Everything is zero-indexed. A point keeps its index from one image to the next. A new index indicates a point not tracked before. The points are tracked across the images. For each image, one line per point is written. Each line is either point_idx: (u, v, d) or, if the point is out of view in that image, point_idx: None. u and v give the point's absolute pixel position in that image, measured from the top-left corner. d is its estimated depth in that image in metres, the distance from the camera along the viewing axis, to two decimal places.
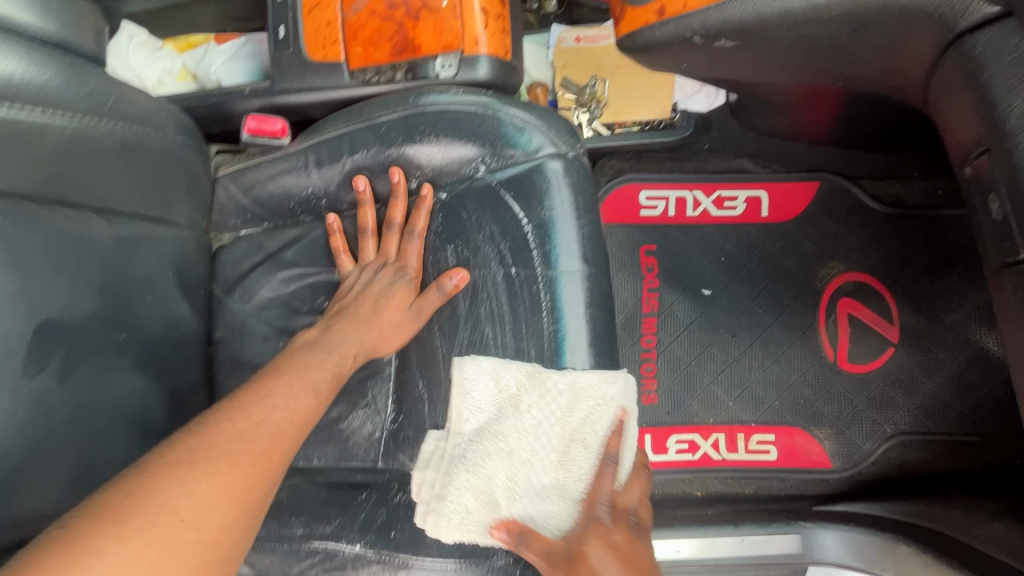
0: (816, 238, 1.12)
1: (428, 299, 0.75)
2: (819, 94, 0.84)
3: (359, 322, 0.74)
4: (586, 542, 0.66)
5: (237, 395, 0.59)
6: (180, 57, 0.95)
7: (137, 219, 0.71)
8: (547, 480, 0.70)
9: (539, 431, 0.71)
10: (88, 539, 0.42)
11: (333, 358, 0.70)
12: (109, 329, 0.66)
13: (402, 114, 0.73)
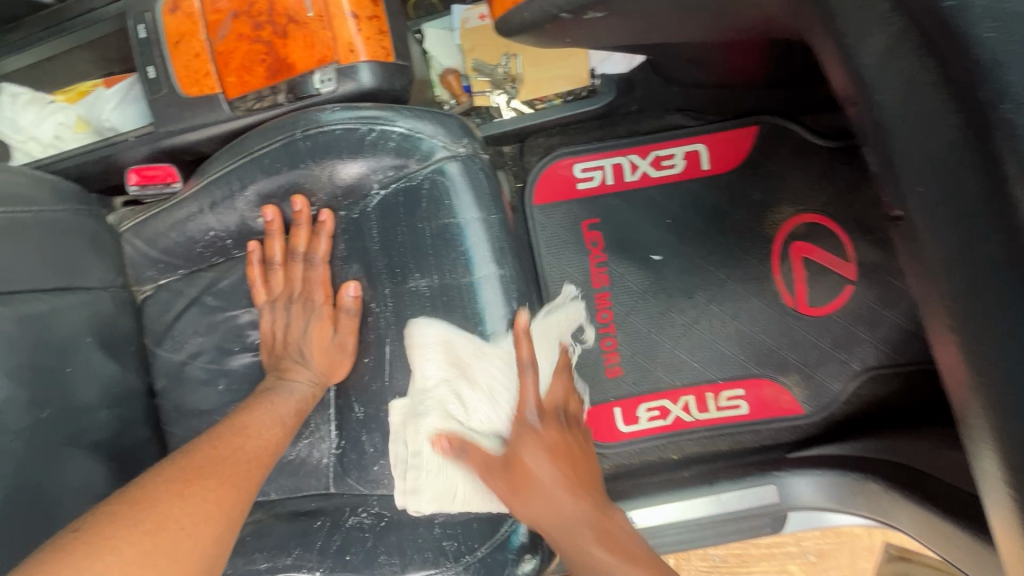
0: (761, 184, 1.08)
1: (346, 325, 0.75)
2: (731, 43, 0.79)
3: (294, 360, 0.76)
4: (520, 447, 0.69)
5: (218, 426, 0.67)
6: (73, 107, 0.91)
7: (38, 293, 0.70)
8: (475, 383, 0.70)
9: (494, 394, 0.70)
10: (100, 541, 0.48)
11: (293, 396, 0.74)
12: (29, 409, 0.66)
13: (284, 142, 0.71)
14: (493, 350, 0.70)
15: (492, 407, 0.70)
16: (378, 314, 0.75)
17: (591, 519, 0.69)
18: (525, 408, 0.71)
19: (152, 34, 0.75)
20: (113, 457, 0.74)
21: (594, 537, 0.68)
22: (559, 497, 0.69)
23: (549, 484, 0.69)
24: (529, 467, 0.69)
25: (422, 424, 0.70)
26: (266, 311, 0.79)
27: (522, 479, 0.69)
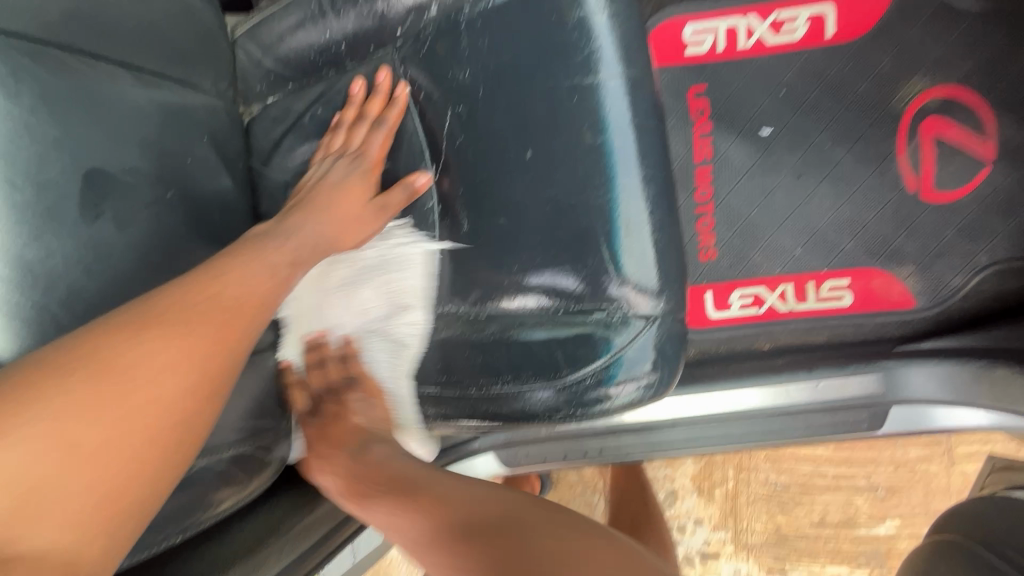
0: (893, 52, 0.98)
1: (394, 200, 0.74)
2: None
3: (312, 212, 0.71)
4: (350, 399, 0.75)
5: (196, 271, 0.59)
6: None
7: (162, 79, 0.68)
8: (371, 300, 0.74)
9: (353, 296, 0.74)
10: (40, 387, 0.46)
11: (287, 244, 0.67)
12: (156, 187, 0.65)
13: None
14: (337, 296, 0.75)
15: (355, 310, 0.74)
16: (422, 121, 0.74)
17: (540, 524, 0.52)
18: (331, 379, 0.74)
19: None
20: None
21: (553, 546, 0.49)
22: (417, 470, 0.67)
23: (487, 516, 0.54)
24: (344, 426, 0.74)
25: (328, 296, 0.75)
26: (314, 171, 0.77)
27: (343, 436, 0.73)
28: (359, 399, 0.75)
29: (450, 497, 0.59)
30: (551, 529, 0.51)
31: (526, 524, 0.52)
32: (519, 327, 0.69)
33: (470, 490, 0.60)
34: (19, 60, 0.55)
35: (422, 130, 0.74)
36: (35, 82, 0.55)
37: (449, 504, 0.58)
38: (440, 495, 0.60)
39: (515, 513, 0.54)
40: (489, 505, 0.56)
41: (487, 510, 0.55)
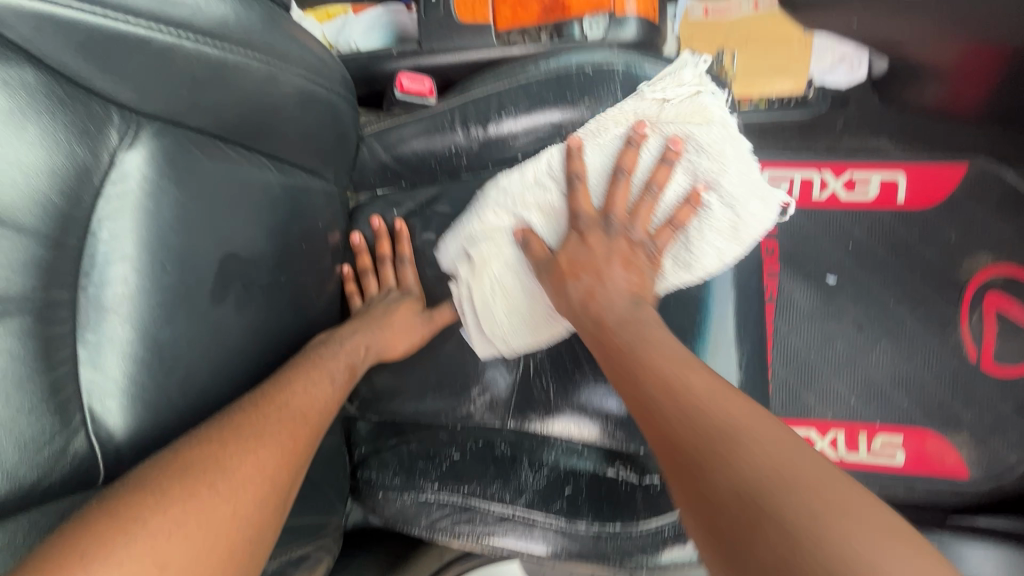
0: (961, 227, 1.03)
1: (444, 314, 0.78)
2: (975, 60, 0.77)
3: (364, 325, 0.75)
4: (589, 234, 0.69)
5: (260, 386, 0.60)
6: (320, 26, 0.98)
7: (297, 169, 0.72)
8: (688, 154, 0.70)
9: (675, 126, 0.70)
10: (131, 509, 0.42)
11: (342, 351, 0.70)
12: (274, 271, 0.67)
13: (557, 73, 0.73)
14: (682, 132, 0.70)
15: (693, 151, 0.70)
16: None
17: (755, 442, 0.46)
18: (602, 284, 0.66)
19: None
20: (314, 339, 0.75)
21: (766, 458, 0.44)
22: (608, 279, 0.66)
23: (716, 419, 0.49)
24: (570, 253, 0.69)
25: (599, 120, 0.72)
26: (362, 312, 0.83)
27: (592, 291, 0.66)
28: (613, 244, 0.69)
29: (681, 387, 0.54)
30: (761, 443, 0.46)
31: (745, 449, 0.46)
32: (570, 455, 0.73)
33: (704, 390, 0.53)
34: (191, 152, 0.57)
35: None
36: (200, 171, 0.57)
37: (678, 406, 0.52)
38: (664, 381, 0.55)
39: (749, 438, 0.46)
40: (723, 405, 0.51)
41: (715, 432, 0.48)
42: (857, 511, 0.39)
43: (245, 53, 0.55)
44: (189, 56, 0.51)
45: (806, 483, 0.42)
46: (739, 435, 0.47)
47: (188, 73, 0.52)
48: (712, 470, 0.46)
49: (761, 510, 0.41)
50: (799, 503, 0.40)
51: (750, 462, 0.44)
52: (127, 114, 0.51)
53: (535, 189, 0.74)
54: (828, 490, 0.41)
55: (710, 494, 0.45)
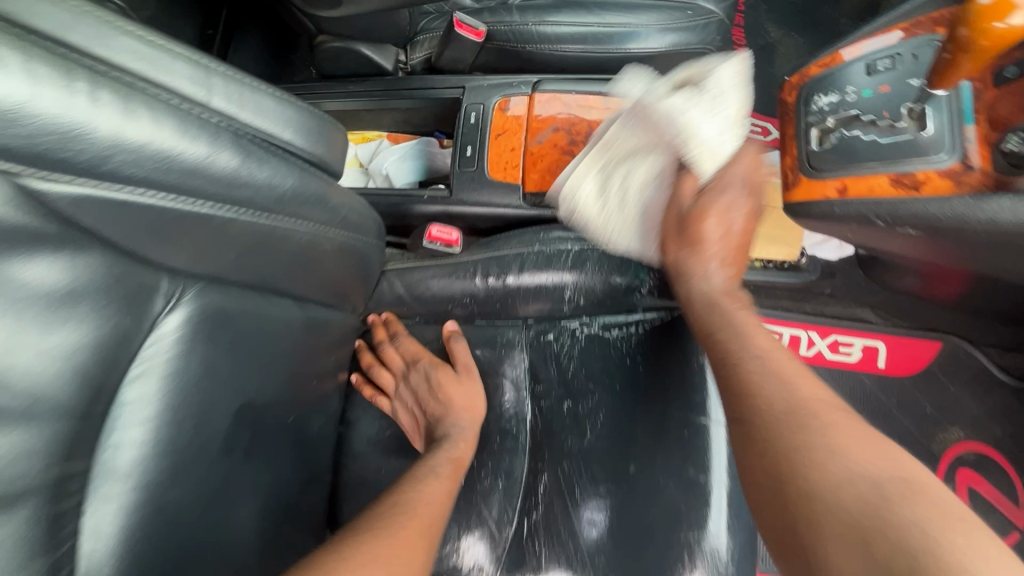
0: (934, 400, 1.09)
1: (463, 354, 0.82)
2: (948, 271, 0.85)
3: (436, 450, 0.75)
4: (703, 216, 0.71)
5: (348, 530, 0.59)
6: (354, 147, 1.04)
7: (321, 306, 0.74)
8: (716, 127, 0.69)
9: (720, 92, 0.70)
10: None
11: (431, 480, 0.70)
12: (283, 413, 0.68)
13: (576, 249, 0.75)
14: (714, 110, 0.69)
15: (715, 122, 0.69)
16: (533, 402, 0.78)
17: (848, 454, 0.48)
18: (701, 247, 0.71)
19: (481, 121, 0.86)
20: (309, 470, 0.75)
21: (854, 467, 0.47)
22: (713, 246, 0.70)
23: (812, 429, 0.52)
24: (690, 224, 0.71)
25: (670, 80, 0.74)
26: (395, 410, 0.84)
27: (692, 249, 0.71)
28: (707, 226, 0.71)
29: (781, 394, 0.56)
30: (850, 452, 0.48)
31: (834, 458, 0.48)
32: None
33: (801, 392, 0.56)
34: (225, 308, 0.58)
35: (532, 411, 0.78)
36: (231, 324, 0.59)
37: (771, 411, 0.55)
38: (758, 387, 0.57)
39: (835, 448, 0.49)
40: (818, 417, 0.53)
41: (805, 449, 0.50)
42: (932, 513, 0.42)
43: (294, 220, 0.59)
44: (243, 227, 0.54)
45: (885, 489, 0.45)
46: (827, 443, 0.50)
47: (239, 240, 0.55)
48: (802, 475, 0.49)
49: (840, 513, 0.45)
50: (918, 535, 0.40)
51: (840, 470, 0.47)
52: (178, 280, 0.53)
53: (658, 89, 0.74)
54: (920, 502, 0.43)
55: (799, 495, 0.48)
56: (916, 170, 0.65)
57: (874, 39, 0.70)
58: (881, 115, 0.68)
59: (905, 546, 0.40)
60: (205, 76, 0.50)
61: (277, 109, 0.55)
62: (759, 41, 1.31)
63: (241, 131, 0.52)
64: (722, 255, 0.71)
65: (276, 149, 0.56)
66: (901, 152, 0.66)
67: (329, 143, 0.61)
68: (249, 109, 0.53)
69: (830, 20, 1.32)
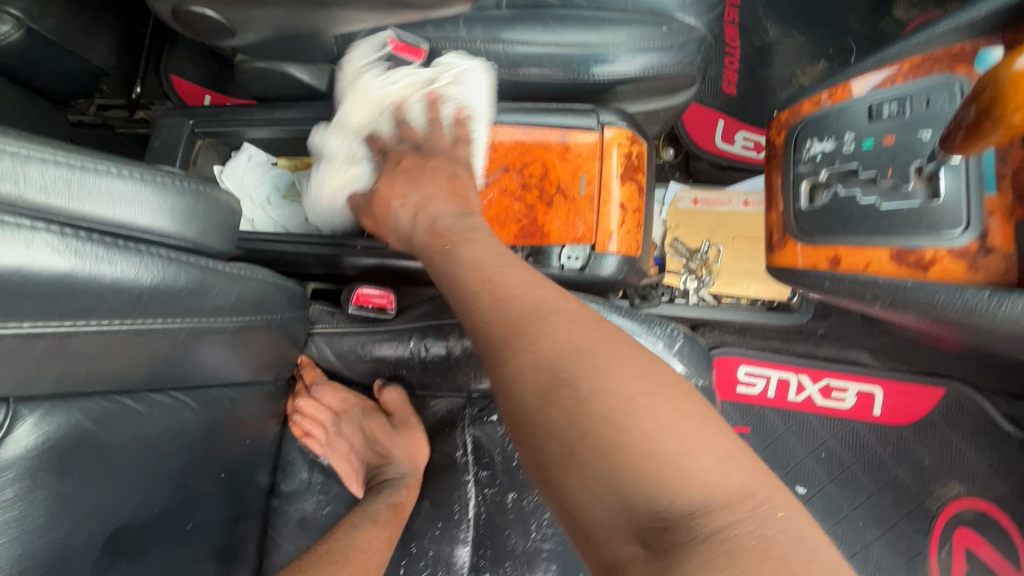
0: (934, 451, 0.99)
1: (401, 407, 0.76)
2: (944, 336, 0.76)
3: (358, 515, 0.66)
4: (383, 182, 0.61)
5: None
6: (292, 175, 0.91)
7: (231, 385, 0.65)
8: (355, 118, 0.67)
9: (379, 91, 0.66)
10: None
11: (356, 548, 0.63)
12: (178, 521, 0.59)
13: None
14: (371, 101, 0.66)
15: (342, 125, 0.67)
16: (476, 489, 0.69)
17: (617, 394, 0.37)
18: (393, 211, 0.60)
19: None
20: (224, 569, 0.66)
21: (626, 416, 0.36)
22: (427, 211, 0.57)
23: (580, 375, 0.38)
24: (380, 186, 0.61)
25: (365, 85, 0.66)
26: (327, 454, 0.77)
27: (384, 206, 0.61)
28: (392, 186, 0.60)
29: (547, 334, 0.40)
30: (618, 387, 0.37)
31: (604, 403, 0.36)
32: None
33: (562, 336, 0.40)
34: (86, 424, 0.49)
35: (474, 499, 0.69)
36: (96, 443, 0.49)
37: (534, 346, 0.40)
38: (531, 321, 0.41)
39: (592, 390, 0.37)
40: (587, 349, 0.39)
41: (574, 398, 0.37)
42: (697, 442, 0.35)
43: (165, 318, 0.49)
44: (88, 339, 0.45)
45: (656, 425, 0.35)
46: (592, 385, 0.37)
47: (92, 351, 0.46)
48: (569, 433, 0.36)
49: (611, 474, 0.35)
50: (641, 438, 0.35)
51: (608, 418, 0.36)
52: (9, 406, 0.44)
53: (391, 91, 0.66)
54: (696, 438, 0.35)
55: (537, 431, 0.38)
56: (924, 246, 0.54)
57: (884, 75, 0.58)
58: (884, 172, 0.57)
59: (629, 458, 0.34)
60: (20, 166, 0.40)
61: (127, 192, 0.45)
62: (756, 41, 1.17)
63: (71, 228, 0.42)
64: (456, 189, 0.58)
65: (132, 241, 0.46)
66: (907, 223, 0.55)
67: (212, 223, 0.51)
68: (85, 199, 0.42)
69: (837, 17, 1.17)
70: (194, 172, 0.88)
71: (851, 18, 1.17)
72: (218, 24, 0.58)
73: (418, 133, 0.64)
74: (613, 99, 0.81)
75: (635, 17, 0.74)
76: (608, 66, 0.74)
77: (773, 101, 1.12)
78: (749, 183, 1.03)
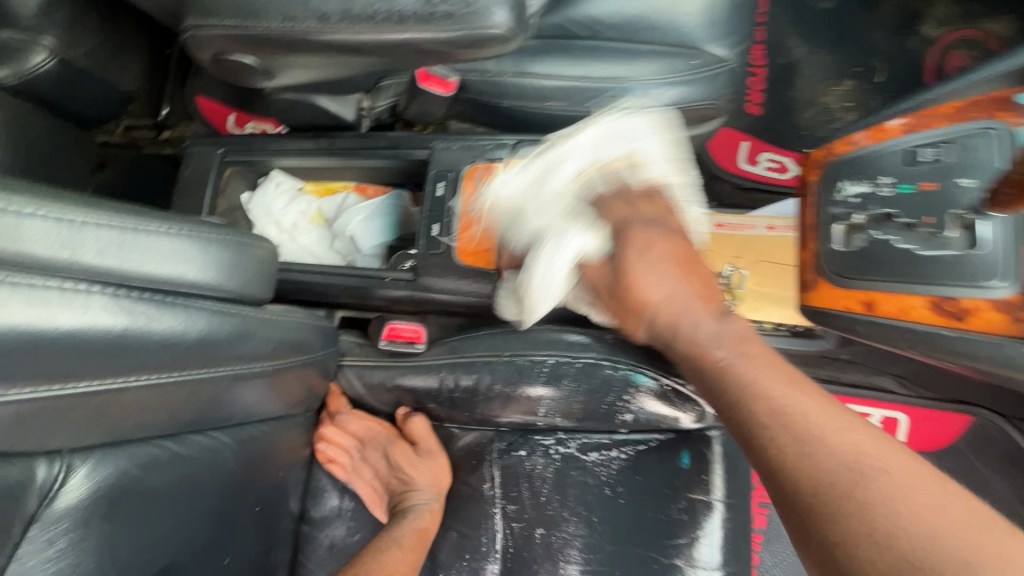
0: (959, 478, 0.98)
1: (423, 437, 0.76)
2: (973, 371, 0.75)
3: (383, 544, 0.67)
4: (631, 264, 0.53)
5: None
6: (318, 200, 0.92)
7: (263, 421, 0.66)
8: (562, 185, 0.62)
9: (562, 154, 0.63)
10: None
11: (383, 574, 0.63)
12: (214, 556, 0.60)
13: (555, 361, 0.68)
14: (556, 161, 0.63)
15: (539, 189, 0.63)
16: (503, 522, 0.70)
17: (909, 508, 0.35)
18: (680, 314, 0.52)
19: (450, 193, 0.75)
20: None
21: (920, 522, 0.34)
22: (678, 301, 0.52)
23: (855, 481, 0.37)
24: (629, 269, 0.53)
25: (547, 164, 0.63)
26: (351, 480, 0.78)
27: (641, 305, 0.53)
28: (636, 264, 0.53)
29: (797, 421, 0.42)
30: (917, 505, 0.35)
31: (897, 518, 0.35)
32: None
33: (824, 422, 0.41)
34: (132, 469, 0.50)
35: (502, 533, 0.70)
36: (141, 486, 0.51)
37: (805, 456, 0.39)
38: (781, 405, 0.43)
39: (841, 454, 0.39)
40: (854, 448, 0.39)
41: (821, 476, 0.38)
42: (1011, 552, 0.32)
43: (208, 367, 0.50)
44: (137, 392, 0.46)
45: (949, 529, 0.33)
46: (885, 502, 0.35)
47: (140, 402, 0.47)
48: (842, 523, 0.36)
49: (852, 535, 0.35)
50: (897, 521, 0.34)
51: (914, 533, 0.34)
52: (62, 456, 0.45)
53: (553, 175, 0.63)
54: (997, 556, 0.32)
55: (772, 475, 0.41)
56: (961, 295, 0.52)
57: (928, 117, 0.57)
58: (921, 220, 0.57)
59: (882, 523, 0.35)
60: (76, 231, 0.41)
61: (175, 250, 0.46)
62: (781, 60, 1.15)
63: (124, 289, 0.43)
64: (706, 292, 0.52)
65: (180, 296, 0.47)
66: (945, 272, 0.54)
67: (251, 273, 0.52)
68: (136, 259, 0.43)
69: (862, 35, 1.16)
70: (223, 201, 0.89)
71: (878, 36, 1.15)
72: (255, 68, 0.59)
73: (621, 211, 0.57)
74: None
75: (663, 50, 0.74)
76: (638, 96, 0.73)
77: (796, 122, 1.12)
78: (770, 208, 1.04)
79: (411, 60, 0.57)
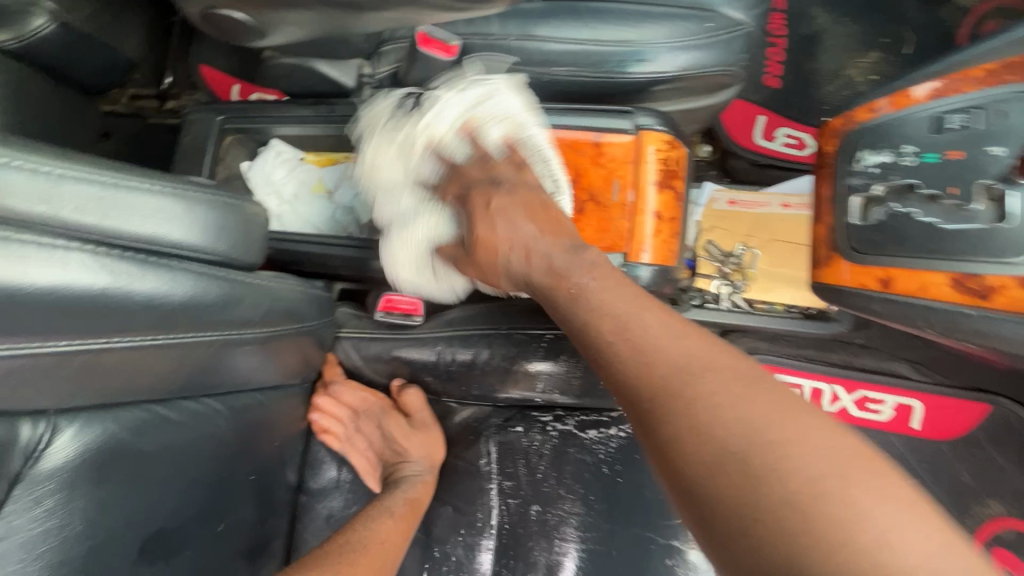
0: (975, 468, 0.95)
1: (419, 409, 0.75)
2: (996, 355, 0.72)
3: (372, 513, 0.66)
4: (475, 225, 0.53)
5: None
6: (318, 169, 0.90)
7: (257, 390, 0.65)
8: (411, 145, 0.60)
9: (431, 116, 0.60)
10: None
11: (374, 539, 0.62)
12: (209, 523, 0.60)
13: (556, 334, 0.67)
14: (408, 130, 0.61)
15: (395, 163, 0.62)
16: (500, 498, 0.69)
17: (771, 444, 0.33)
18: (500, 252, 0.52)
19: None
20: (256, 566, 0.68)
21: (791, 459, 0.32)
22: (540, 250, 0.50)
23: (689, 396, 0.37)
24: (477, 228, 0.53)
25: (404, 133, 0.61)
26: (345, 451, 0.77)
27: (487, 249, 0.52)
28: (486, 230, 0.52)
29: (654, 348, 0.40)
30: (769, 422, 0.34)
31: (761, 446, 0.33)
32: None
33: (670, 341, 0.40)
34: (120, 434, 0.49)
35: (498, 508, 0.69)
36: (131, 450, 0.50)
37: (665, 381, 0.38)
38: (635, 330, 0.42)
39: (715, 398, 0.36)
40: (702, 364, 0.38)
41: (706, 431, 0.34)
42: (863, 489, 0.31)
43: (197, 332, 0.49)
44: (124, 354, 0.45)
45: (790, 438, 0.33)
46: (756, 436, 0.33)
47: (127, 365, 0.47)
48: (719, 468, 0.33)
49: (736, 487, 0.32)
50: (769, 456, 0.32)
51: (776, 466, 0.32)
52: (46, 418, 0.45)
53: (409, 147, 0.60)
54: (859, 482, 0.31)
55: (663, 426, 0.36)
56: (987, 272, 0.49)
57: (954, 82, 0.54)
58: (945, 191, 0.53)
59: (753, 462, 0.32)
60: (50, 185, 0.39)
61: (159, 208, 0.44)
62: (804, 29, 1.10)
63: (104, 247, 0.42)
64: (530, 212, 0.52)
65: (164, 257, 0.45)
66: (967, 246, 0.50)
67: (240, 235, 0.50)
68: (117, 217, 0.42)
69: (891, 3, 1.09)
70: (223, 170, 0.88)
71: (908, 5, 1.09)
72: (247, 25, 0.57)
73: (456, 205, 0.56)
74: (649, 99, 0.78)
75: (676, 12, 0.70)
76: (648, 62, 0.70)
77: (817, 96, 1.07)
78: (786, 186, 1.00)
79: (407, 16, 0.55)
